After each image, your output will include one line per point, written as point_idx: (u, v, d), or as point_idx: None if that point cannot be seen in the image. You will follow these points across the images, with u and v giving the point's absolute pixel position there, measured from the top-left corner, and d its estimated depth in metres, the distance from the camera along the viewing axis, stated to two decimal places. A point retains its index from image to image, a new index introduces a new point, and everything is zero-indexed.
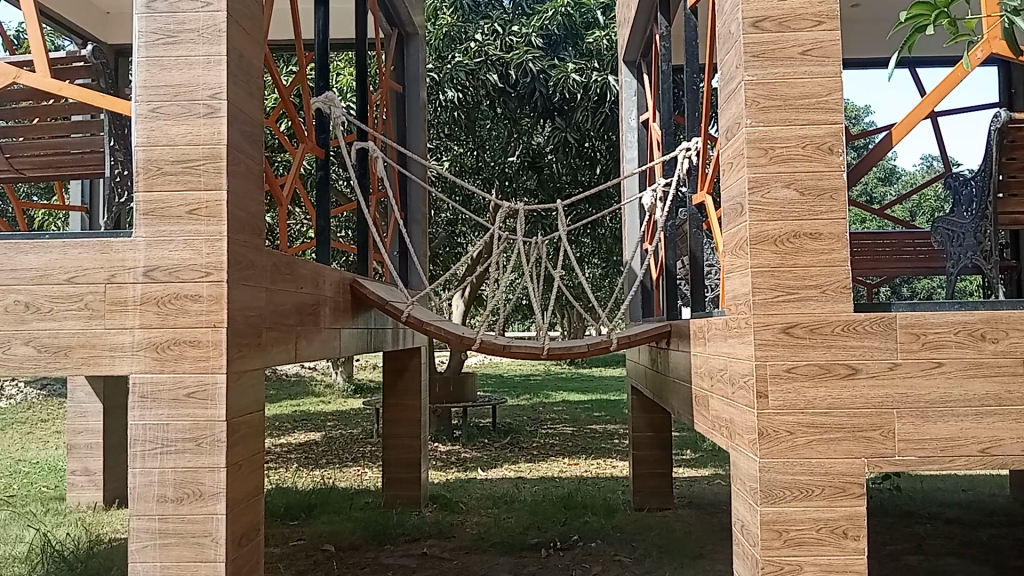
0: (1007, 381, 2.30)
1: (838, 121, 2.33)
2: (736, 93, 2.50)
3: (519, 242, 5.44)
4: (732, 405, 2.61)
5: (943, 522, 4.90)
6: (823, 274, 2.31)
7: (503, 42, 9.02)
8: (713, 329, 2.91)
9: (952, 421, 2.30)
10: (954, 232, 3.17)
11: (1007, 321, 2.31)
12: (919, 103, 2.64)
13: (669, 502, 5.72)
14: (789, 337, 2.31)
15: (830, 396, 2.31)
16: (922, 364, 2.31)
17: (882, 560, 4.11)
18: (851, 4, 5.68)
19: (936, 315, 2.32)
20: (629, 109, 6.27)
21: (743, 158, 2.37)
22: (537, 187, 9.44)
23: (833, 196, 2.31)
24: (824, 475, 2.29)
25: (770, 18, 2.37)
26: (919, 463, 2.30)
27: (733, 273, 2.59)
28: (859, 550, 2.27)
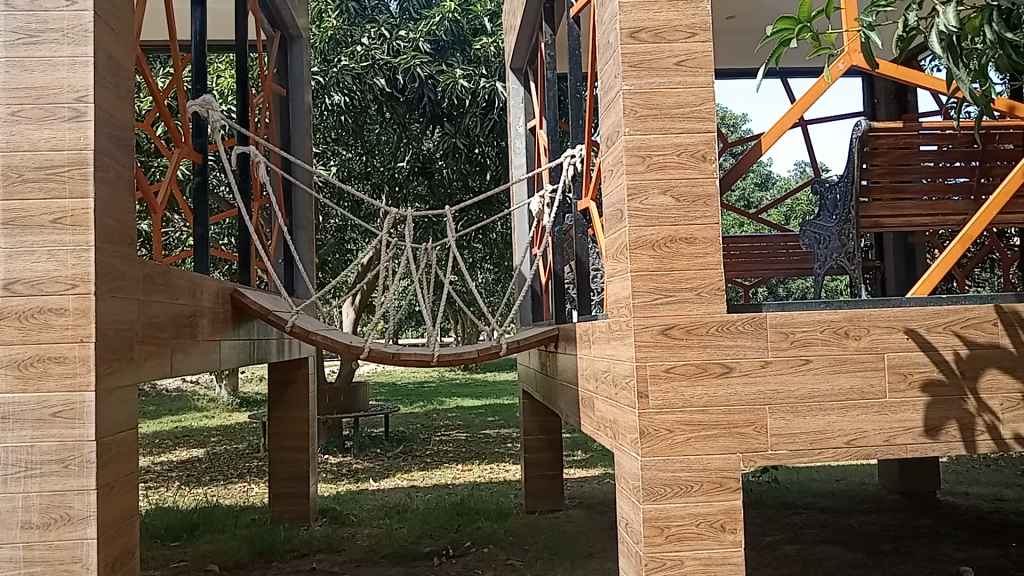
0: (869, 375, 2.42)
1: (710, 129, 2.42)
2: (615, 102, 2.55)
3: (409, 248, 5.37)
4: (615, 406, 2.66)
5: (817, 511, 5.13)
6: (698, 276, 2.39)
7: (390, 47, 9.00)
8: (597, 333, 2.97)
9: (820, 415, 2.42)
10: (822, 234, 3.38)
11: (868, 319, 2.43)
12: (789, 109, 2.76)
13: (560, 503, 5.79)
14: (667, 338, 2.38)
15: (707, 394, 2.39)
16: (791, 361, 2.42)
17: (761, 550, 4.27)
18: (727, 15, 5.68)
19: (803, 314, 2.44)
20: (517, 114, 6.33)
21: (622, 166, 2.43)
22: (427, 193, 9.37)
23: (706, 202, 2.40)
24: (702, 471, 2.37)
25: (647, 29, 2.44)
26: (790, 456, 2.41)
27: (615, 278, 2.66)
28: (737, 542, 2.35)
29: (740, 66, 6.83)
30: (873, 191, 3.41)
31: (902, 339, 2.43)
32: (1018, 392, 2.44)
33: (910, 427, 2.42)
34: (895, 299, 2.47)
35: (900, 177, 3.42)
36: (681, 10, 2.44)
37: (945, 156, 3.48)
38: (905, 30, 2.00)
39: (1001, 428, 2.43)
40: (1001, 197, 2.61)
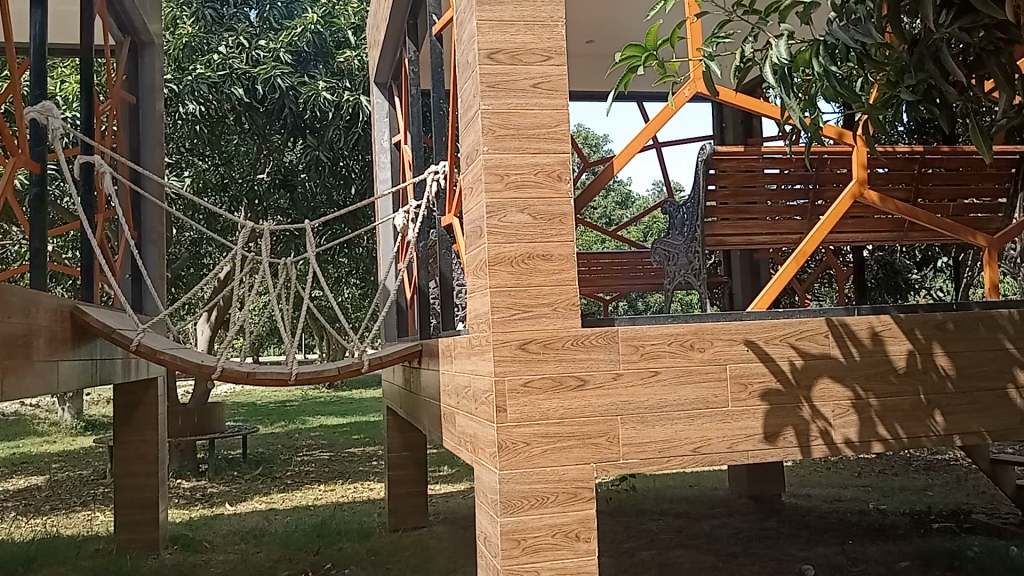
0: (713, 385, 2.56)
1: (566, 150, 2.50)
2: (474, 121, 2.59)
3: (267, 262, 5.21)
4: (475, 421, 2.69)
5: (672, 517, 5.34)
6: (554, 292, 2.45)
7: (249, 56, 8.75)
8: (458, 348, 3.00)
9: (668, 424, 2.53)
10: (671, 252, 3.55)
11: (711, 332, 2.57)
12: (644, 128, 2.87)
13: (424, 520, 5.77)
14: (524, 352, 2.43)
15: (563, 407, 2.45)
16: (641, 373, 2.52)
17: (618, 557, 4.40)
18: (586, 40, 5.85)
19: (652, 328, 2.54)
20: (381, 129, 6.28)
21: (481, 184, 2.46)
22: (289, 206, 9.16)
23: (562, 221, 2.47)
24: (557, 482, 2.43)
25: (503, 50, 2.49)
26: (641, 465, 2.50)
27: (474, 294, 2.69)
28: (590, 551, 2.42)
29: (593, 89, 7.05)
30: (719, 211, 3.59)
31: (744, 350, 2.58)
32: (846, 399, 2.63)
33: (750, 434, 2.56)
34: (738, 312, 2.62)
35: (744, 199, 3.61)
36: (537, 34, 2.51)
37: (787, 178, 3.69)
38: (743, 60, 2.13)
39: (833, 434, 2.61)
40: (833, 216, 2.83)
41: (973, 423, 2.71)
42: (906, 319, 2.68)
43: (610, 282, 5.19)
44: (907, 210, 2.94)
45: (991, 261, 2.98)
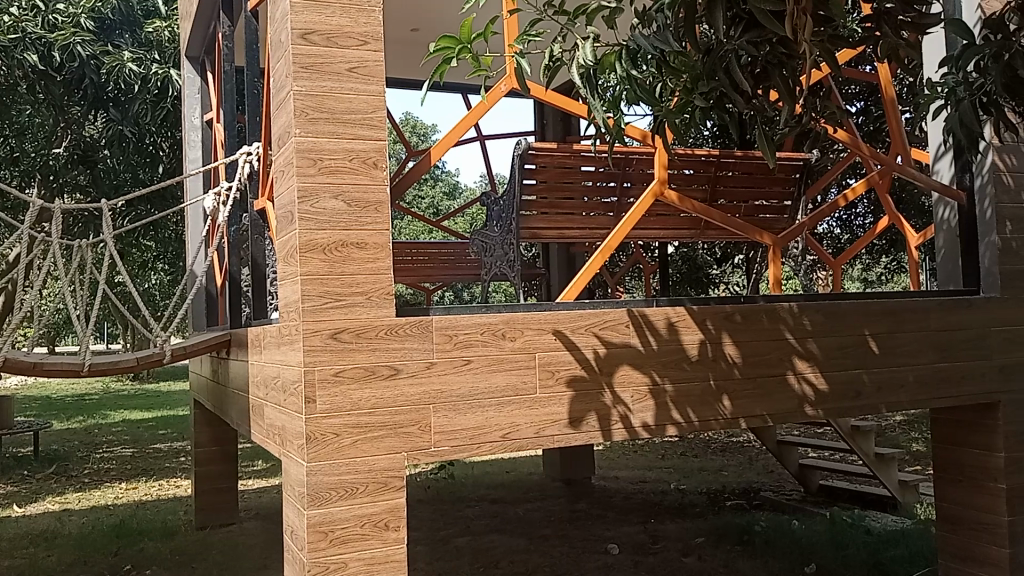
0: (523, 373, 2.63)
1: (382, 138, 2.48)
2: (286, 103, 2.51)
3: (58, 244, 4.80)
4: (283, 412, 2.63)
5: (487, 502, 5.44)
6: (367, 281, 2.43)
7: (45, 21, 7.90)
8: (267, 338, 2.91)
9: (479, 411, 2.57)
10: (489, 244, 3.63)
11: (522, 321, 2.64)
12: (466, 115, 2.89)
13: (234, 516, 5.56)
14: (335, 342, 2.39)
15: (374, 397, 2.44)
16: (454, 361, 2.55)
17: (434, 545, 4.44)
18: (410, 28, 5.84)
19: (466, 317, 2.57)
20: (193, 106, 5.97)
21: (292, 168, 2.39)
22: (89, 184, 8.56)
23: (377, 209, 2.46)
24: (367, 472, 2.41)
25: (319, 32, 2.43)
26: (451, 452, 2.53)
27: (285, 281, 2.61)
28: (399, 539, 2.44)
29: (410, 77, 7.04)
30: (537, 205, 3.70)
31: (552, 340, 2.67)
32: (645, 384, 2.78)
33: (557, 419, 2.66)
34: (547, 303, 2.70)
35: (559, 194, 3.72)
36: (353, 18, 2.47)
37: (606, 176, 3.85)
38: (552, 60, 2.20)
39: (632, 418, 2.75)
40: (636, 214, 2.98)
41: (756, 406, 2.93)
42: (699, 310, 2.87)
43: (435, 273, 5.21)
44: (702, 210, 3.15)
45: (775, 258, 3.24)
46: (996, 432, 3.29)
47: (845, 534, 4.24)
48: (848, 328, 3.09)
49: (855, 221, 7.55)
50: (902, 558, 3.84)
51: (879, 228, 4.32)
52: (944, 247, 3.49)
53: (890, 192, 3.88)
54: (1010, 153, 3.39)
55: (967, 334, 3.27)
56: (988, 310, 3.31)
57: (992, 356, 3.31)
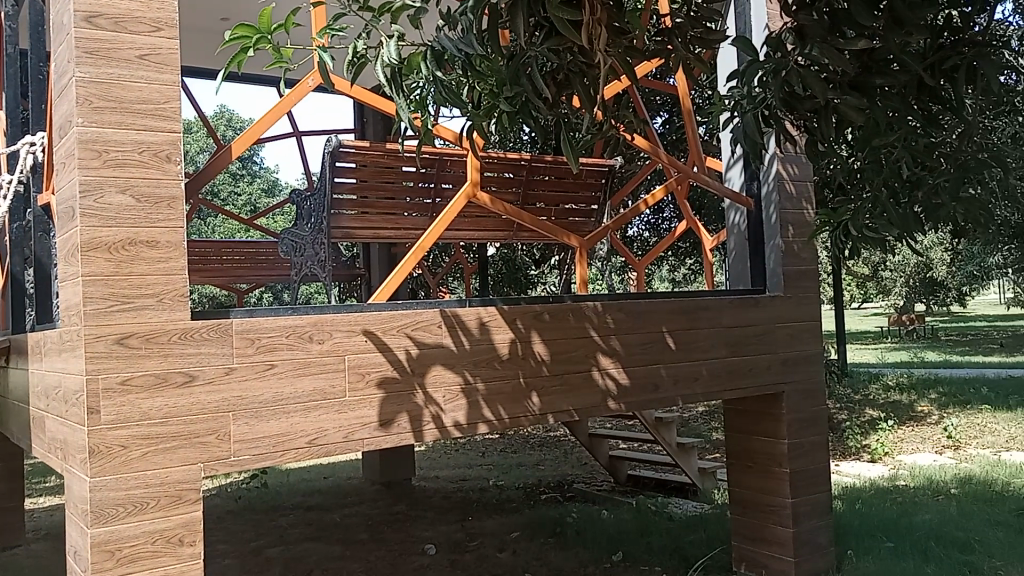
0: (330, 376, 2.56)
1: (176, 130, 2.34)
2: (67, 89, 2.31)
3: None
4: (64, 425, 2.43)
5: (303, 510, 5.29)
6: (159, 282, 2.29)
7: None
8: (46, 344, 2.67)
9: (283, 417, 2.48)
10: (298, 243, 3.60)
11: (329, 324, 2.57)
12: (278, 101, 2.76)
13: (18, 538, 5.10)
14: (123, 347, 2.23)
15: (166, 406, 2.30)
16: (256, 366, 2.45)
17: (244, 557, 4.25)
18: (221, 17, 5.56)
19: (269, 320, 2.48)
20: None
21: (73, 159, 2.20)
22: None
23: (169, 205, 2.32)
24: (159, 486, 2.28)
25: (104, 15, 2.25)
26: (252, 461, 2.43)
27: (64, 283, 2.41)
28: (195, 555, 2.33)
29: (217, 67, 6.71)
30: (358, 204, 3.63)
31: (362, 342, 2.62)
32: (456, 384, 2.78)
33: (366, 423, 2.61)
34: (356, 305, 2.65)
35: (381, 193, 3.67)
36: (144, 2, 2.31)
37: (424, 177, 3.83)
38: (356, 56, 2.14)
39: (443, 417, 2.75)
40: (449, 215, 2.98)
41: (564, 402, 3.01)
42: (509, 310, 2.91)
43: (262, 274, 5.08)
44: (512, 212, 3.21)
45: (581, 259, 3.38)
46: (780, 421, 3.55)
47: (650, 522, 4.46)
48: (647, 325, 3.24)
49: (662, 224, 7.96)
50: (700, 542, 4.08)
51: (678, 232, 4.57)
52: (735, 249, 3.75)
53: (688, 197, 4.11)
54: (792, 163, 3.69)
55: (756, 330, 3.51)
56: (773, 308, 3.57)
57: (778, 350, 3.57)
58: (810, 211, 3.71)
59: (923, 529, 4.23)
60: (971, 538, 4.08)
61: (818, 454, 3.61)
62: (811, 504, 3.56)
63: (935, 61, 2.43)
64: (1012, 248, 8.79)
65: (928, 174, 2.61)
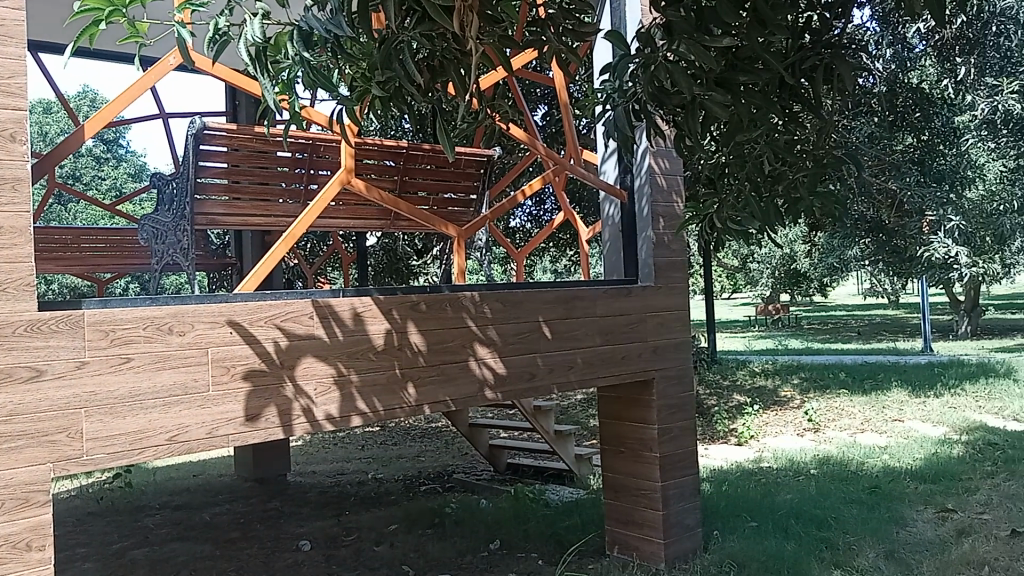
0: (193, 369, 2.45)
1: (20, 108, 2.17)
2: None
3: None
4: None
5: (170, 509, 5.08)
6: (1, 271, 2.13)
7: None
8: None
9: (141, 413, 2.35)
10: (159, 230, 3.25)
11: (192, 315, 2.46)
12: (140, 77, 2.63)
13: None
14: None
15: (11, 403, 2.15)
16: (111, 360, 2.31)
17: (105, 560, 4.04)
18: None
19: (126, 311, 2.35)
20: None
21: None
22: None
23: (13, 187, 2.16)
24: (2, 488, 2.13)
25: None
26: (107, 460, 2.29)
27: None
28: (44, 560, 2.19)
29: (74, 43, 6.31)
30: (235, 191, 3.60)
31: (227, 333, 2.53)
32: (328, 376, 2.72)
33: (232, 417, 2.51)
34: (221, 295, 2.55)
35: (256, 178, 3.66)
36: None
37: (299, 163, 3.82)
38: (218, 33, 2.05)
39: (314, 410, 2.68)
40: (322, 202, 2.90)
41: (440, 393, 2.99)
42: (383, 300, 2.87)
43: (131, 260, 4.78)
44: (388, 200, 3.18)
45: (459, 248, 3.39)
46: (651, 407, 3.65)
47: (527, 508, 4.51)
48: (523, 315, 3.26)
49: (543, 215, 8.03)
50: (575, 528, 4.17)
51: (556, 223, 4.63)
52: (610, 241, 3.82)
53: (564, 189, 4.15)
54: (663, 157, 3.80)
55: (629, 319, 3.60)
56: (644, 297, 3.67)
57: (649, 338, 3.67)
58: (679, 203, 3.83)
59: (783, 508, 4.45)
60: (828, 515, 4.32)
61: (686, 438, 3.74)
62: (680, 487, 3.68)
63: (796, 61, 2.51)
64: (866, 242, 9.32)
65: (788, 169, 2.69)
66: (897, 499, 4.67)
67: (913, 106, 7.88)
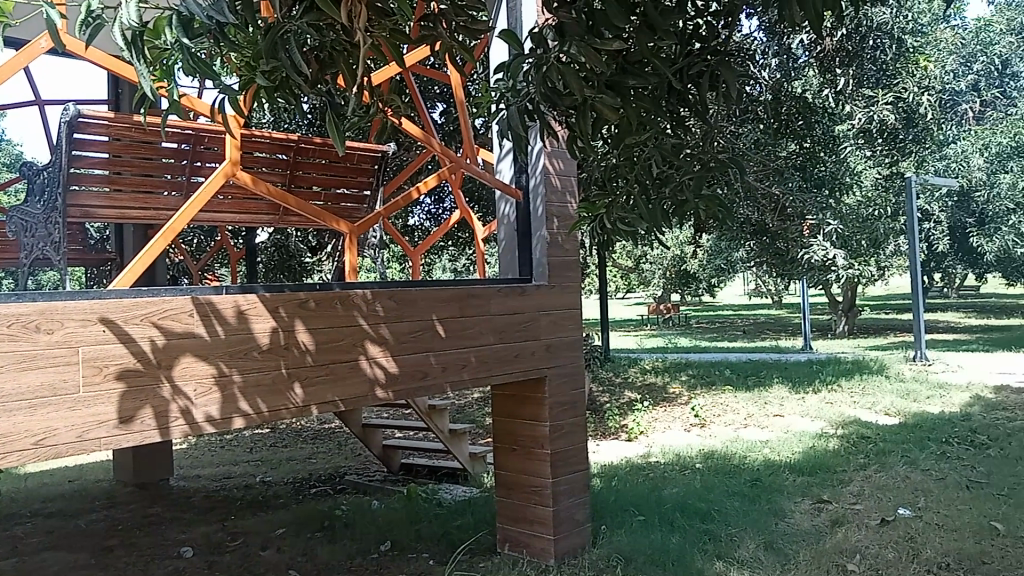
0: (62, 370, 2.31)
1: None
2: None
3: None
4: None
5: (41, 518, 4.80)
6: None
7: None
8: None
9: (3, 417, 2.20)
10: (27, 223, 3.08)
11: (61, 312, 2.32)
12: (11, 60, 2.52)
13: None
14: None
15: None
16: None
17: None
18: None
19: None
20: None
21: None
22: None
23: None
24: None
25: None
26: None
27: None
28: None
29: None
30: (116, 181, 3.52)
31: (99, 331, 2.39)
32: (209, 376, 2.62)
33: (104, 420, 2.38)
34: (94, 291, 2.41)
35: (140, 169, 3.59)
36: None
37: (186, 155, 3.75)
38: (91, 16, 1.90)
39: (194, 412, 2.57)
40: (203, 197, 2.81)
41: (329, 393, 2.93)
42: (269, 298, 2.79)
43: None
44: (277, 194, 3.06)
45: (350, 246, 3.31)
46: (543, 404, 3.68)
47: (419, 509, 4.47)
48: (416, 313, 3.23)
49: (441, 214, 8.00)
50: (467, 527, 4.16)
51: (452, 223, 4.61)
52: (504, 240, 3.83)
53: (460, 187, 4.14)
54: (557, 158, 3.83)
55: (522, 318, 3.62)
56: (537, 296, 3.70)
57: (542, 336, 3.70)
58: (573, 204, 3.88)
59: (669, 502, 4.57)
60: (711, 508, 4.46)
61: (576, 435, 3.79)
62: (570, 484, 3.72)
63: (683, 66, 2.56)
64: (751, 244, 9.69)
65: (676, 172, 2.75)
66: (776, 491, 4.87)
67: (795, 113, 8.22)
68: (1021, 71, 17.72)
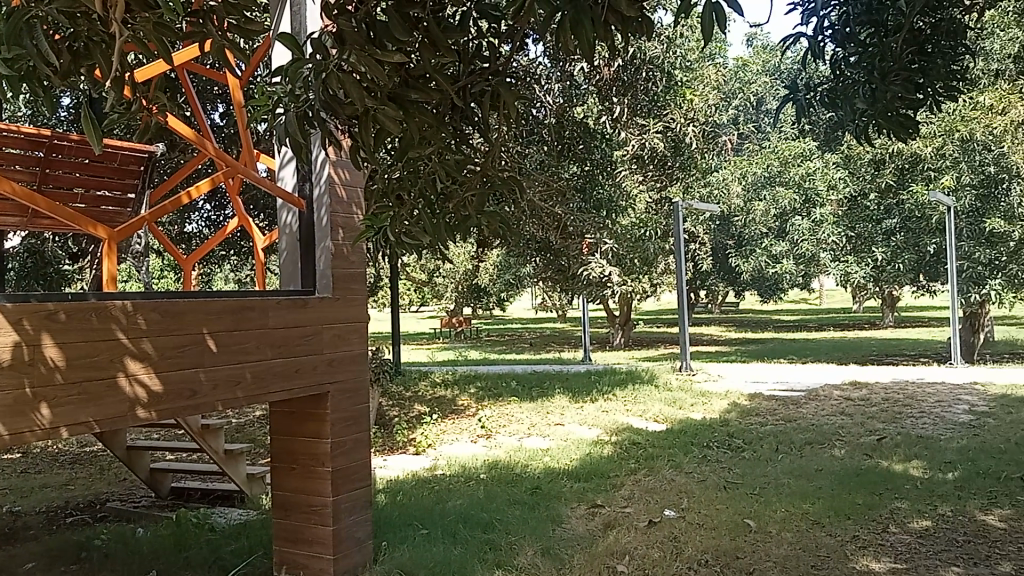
0: None
1: None
2: None
3: None
4: None
5: None
6: None
7: None
8: None
9: None
10: None
11: None
12: None
13: None
14: None
15: None
16: None
17: None
18: None
19: None
20: None
21: None
22: None
23: None
24: None
25: None
26: None
27: None
28: None
29: None
30: None
31: None
32: None
33: None
34: None
35: None
36: None
37: None
38: None
39: None
40: None
41: (83, 414, 2.68)
42: (11, 309, 2.53)
43: None
44: (23, 194, 2.77)
45: (109, 255, 3.06)
46: (324, 420, 3.58)
47: (189, 534, 4.21)
48: (185, 326, 3.05)
49: (221, 219, 7.62)
50: (241, 551, 3.97)
51: (230, 230, 4.39)
52: (286, 250, 3.70)
53: (238, 193, 3.96)
54: (342, 169, 3.76)
55: (303, 331, 3.51)
56: (320, 310, 3.61)
57: (324, 350, 3.61)
58: (358, 215, 3.83)
59: (451, 514, 4.60)
60: (492, 518, 4.53)
61: (359, 450, 3.73)
62: (350, 501, 3.65)
63: (466, 84, 2.58)
64: (536, 260, 10.04)
65: (458, 188, 2.77)
66: (554, 497, 5.05)
67: (576, 138, 8.62)
68: (773, 110, 19.71)
